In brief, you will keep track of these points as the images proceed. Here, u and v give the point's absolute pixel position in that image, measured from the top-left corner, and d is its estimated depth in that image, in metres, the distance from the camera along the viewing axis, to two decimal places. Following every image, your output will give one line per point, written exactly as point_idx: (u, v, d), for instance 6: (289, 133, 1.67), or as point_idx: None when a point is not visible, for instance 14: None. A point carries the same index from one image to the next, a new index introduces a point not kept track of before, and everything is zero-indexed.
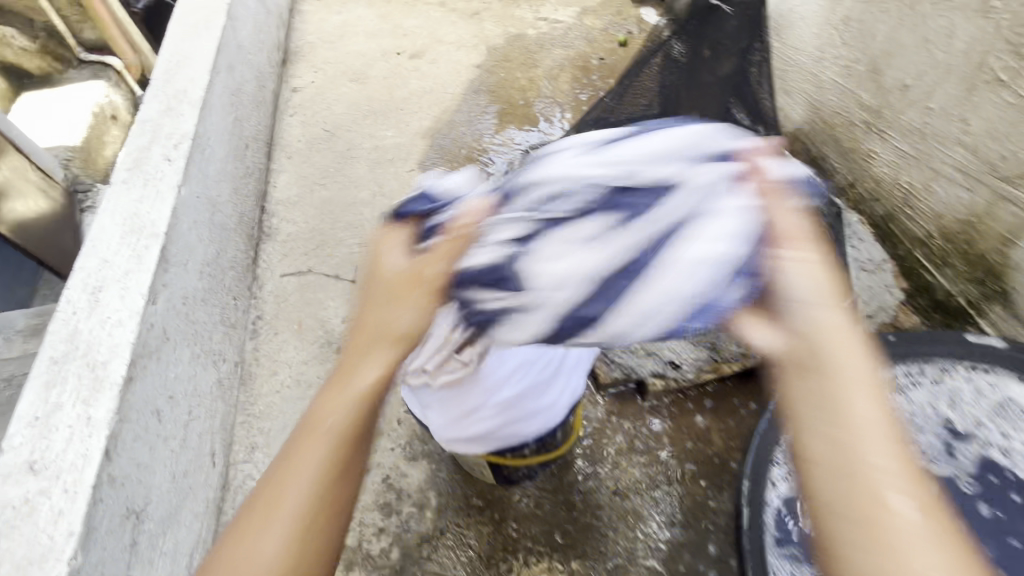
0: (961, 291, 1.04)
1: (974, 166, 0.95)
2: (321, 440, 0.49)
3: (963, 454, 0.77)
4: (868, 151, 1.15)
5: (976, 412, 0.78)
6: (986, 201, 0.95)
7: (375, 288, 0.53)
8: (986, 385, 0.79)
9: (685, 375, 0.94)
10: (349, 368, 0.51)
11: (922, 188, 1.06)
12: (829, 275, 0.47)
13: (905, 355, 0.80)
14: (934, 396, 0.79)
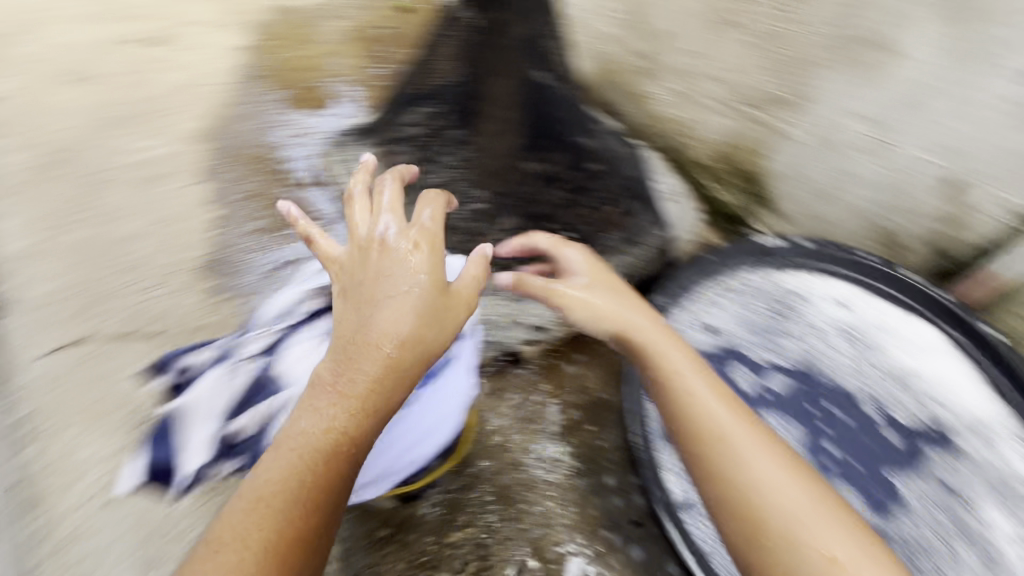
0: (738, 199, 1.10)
1: (732, 97, 1.02)
2: (302, 448, 0.62)
3: (772, 343, 0.92)
4: (643, 95, 1.10)
5: (773, 306, 0.93)
6: (748, 126, 1.02)
7: (395, 302, 0.67)
8: (768, 281, 0.93)
9: (555, 333, 0.95)
10: (348, 378, 0.64)
11: (693, 120, 1.08)
12: (624, 304, 0.74)
13: (706, 273, 0.97)
14: (741, 302, 0.94)
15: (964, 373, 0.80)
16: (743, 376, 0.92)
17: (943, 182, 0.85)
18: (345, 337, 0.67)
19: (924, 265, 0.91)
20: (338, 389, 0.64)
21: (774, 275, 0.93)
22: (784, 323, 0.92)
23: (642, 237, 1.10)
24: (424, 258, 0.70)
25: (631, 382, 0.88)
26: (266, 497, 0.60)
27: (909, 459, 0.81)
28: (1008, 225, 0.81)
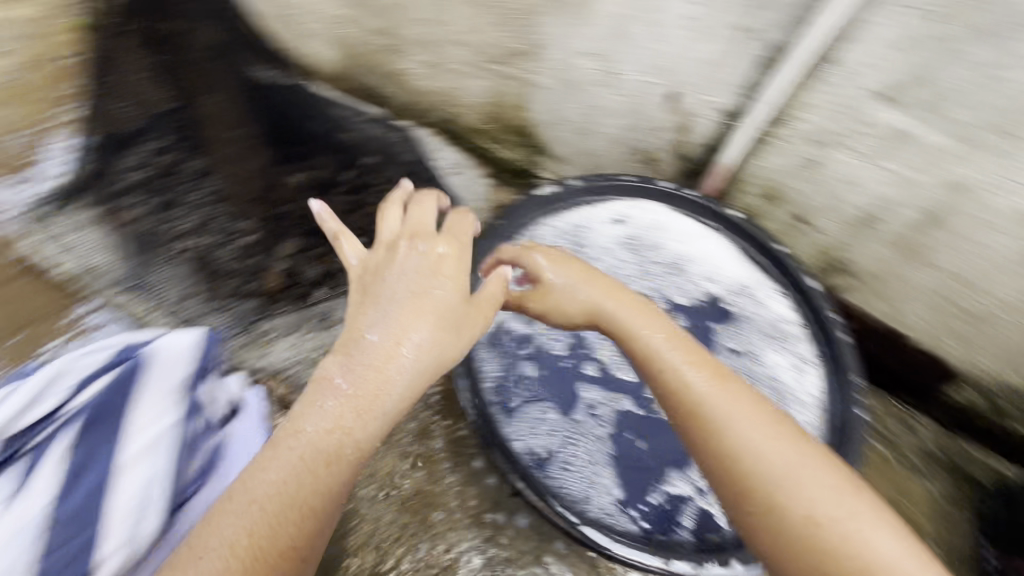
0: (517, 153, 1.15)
1: (477, 60, 1.02)
2: (302, 447, 0.56)
3: None
4: (401, 71, 1.06)
5: (569, 244, 0.96)
6: (500, 85, 1.04)
7: (422, 313, 0.63)
8: (561, 223, 0.96)
9: None
10: (365, 387, 0.59)
11: (451, 89, 1.07)
12: (599, 280, 0.74)
13: (502, 237, 0.95)
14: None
15: (726, 250, 0.92)
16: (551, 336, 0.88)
17: (665, 98, 0.93)
18: (355, 364, 0.60)
19: (678, 170, 1.02)
20: (358, 394, 0.59)
21: (558, 214, 0.96)
22: (582, 256, 0.95)
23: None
24: (447, 262, 0.68)
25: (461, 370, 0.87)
26: (248, 489, 0.54)
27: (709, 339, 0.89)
28: (719, 122, 0.91)
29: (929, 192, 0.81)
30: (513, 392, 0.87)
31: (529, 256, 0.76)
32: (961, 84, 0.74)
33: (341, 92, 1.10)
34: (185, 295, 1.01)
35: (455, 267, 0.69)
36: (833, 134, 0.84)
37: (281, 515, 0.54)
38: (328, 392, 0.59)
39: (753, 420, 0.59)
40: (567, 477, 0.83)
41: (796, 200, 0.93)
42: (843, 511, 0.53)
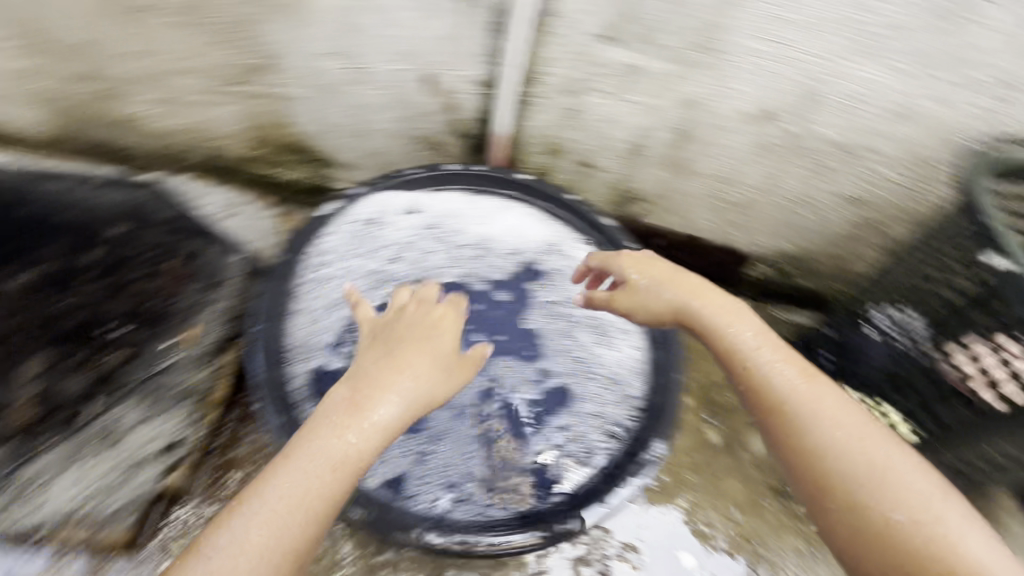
0: (302, 173, 1.13)
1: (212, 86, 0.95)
2: (314, 466, 0.57)
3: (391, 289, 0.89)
4: (134, 116, 1.02)
5: (373, 248, 0.90)
6: (248, 107, 0.98)
7: (420, 362, 0.67)
8: (355, 234, 0.89)
9: (183, 446, 0.89)
10: (363, 406, 0.61)
11: (203, 122, 1.03)
12: (683, 282, 0.72)
13: (294, 267, 0.85)
14: (343, 261, 0.88)
15: (526, 216, 0.95)
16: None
17: (421, 82, 0.90)
18: (376, 396, 0.62)
19: (464, 148, 1.02)
20: (364, 411, 0.61)
21: (350, 225, 0.89)
22: (388, 258, 0.90)
23: (225, 273, 0.98)
24: (442, 323, 0.73)
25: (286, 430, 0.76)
26: (261, 498, 0.56)
27: (526, 301, 0.89)
28: (480, 93, 0.90)
29: (672, 113, 0.89)
30: None
31: (609, 263, 0.79)
32: (662, 16, 0.75)
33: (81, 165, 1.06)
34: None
35: (444, 316, 0.74)
36: (578, 81, 0.86)
37: (286, 525, 0.55)
38: (340, 411, 0.61)
39: (853, 428, 0.58)
40: (421, 491, 0.78)
41: (572, 148, 0.98)
42: (929, 513, 0.53)
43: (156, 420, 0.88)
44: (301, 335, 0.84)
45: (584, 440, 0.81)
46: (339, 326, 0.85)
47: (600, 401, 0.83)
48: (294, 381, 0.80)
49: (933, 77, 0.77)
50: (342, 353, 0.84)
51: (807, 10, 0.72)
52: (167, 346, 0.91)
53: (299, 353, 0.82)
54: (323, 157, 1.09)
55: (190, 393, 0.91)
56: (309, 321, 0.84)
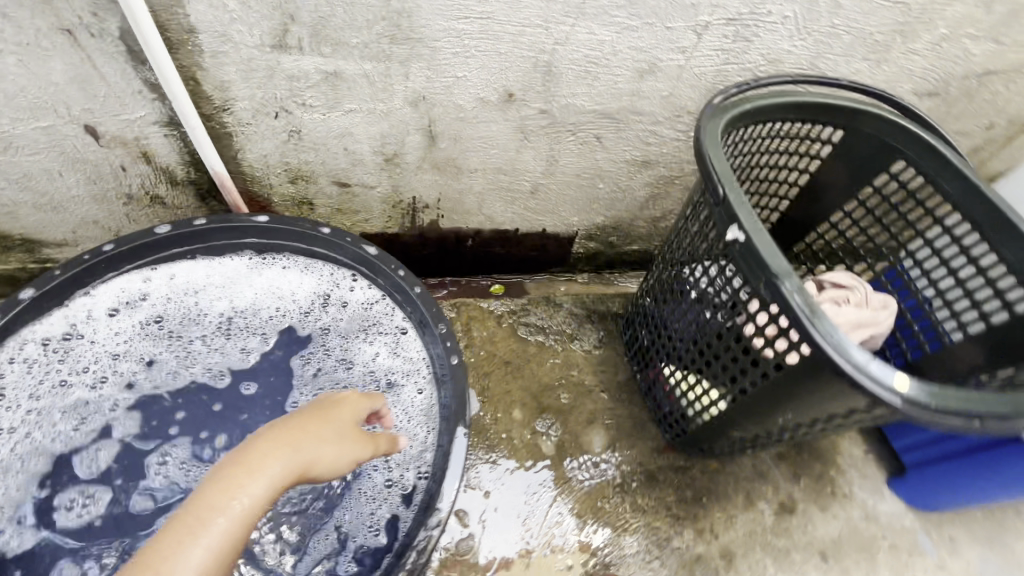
0: (13, 263, 0.91)
1: None
2: (207, 519, 0.42)
3: (110, 406, 0.76)
4: None
5: (71, 365, 0.75)
6: None
7: (316, 423, 0.53)
8: (39, 354, 0.73)
9: None
10: (249, 462, 0.46)
11: None
12: None
13: None
14: (27, 407, 0.72)
15: (281, 271, 0.82)
16: (78, 503, 0.70)
17: (85, 134, 0.71)
18: (267, 448, 0.47)
19: (193, 196, 0.84)
20: (248, 467, 0.45)
21: (31, 342, 0.72)
22: (92, 380, 0.76)
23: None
24: (345, 399, 0.59)
25: None
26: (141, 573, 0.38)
27: (291, 376, 0.80)
28: (168, 134, 0.73)
29: (407, 114, 0.76)
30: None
31: None
32: (324, 10, 0.61)
33: None
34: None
35: (345, 395, 0.60)
36: (278, 100, 0.71)
37: None
38: (222, 470, 0.45)
39: None
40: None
41: (319, 172, 0.84)
42: None
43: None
44: None
45: (367, 518, 0.73)
46: (24, 484, 0.69)
47: (377, 473, 0.75)
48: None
49: (661, 27, 0.69)
50: (22, 524, 0.67)
51: None
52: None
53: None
54: (27, 241, 0.88)
55: None
56: None
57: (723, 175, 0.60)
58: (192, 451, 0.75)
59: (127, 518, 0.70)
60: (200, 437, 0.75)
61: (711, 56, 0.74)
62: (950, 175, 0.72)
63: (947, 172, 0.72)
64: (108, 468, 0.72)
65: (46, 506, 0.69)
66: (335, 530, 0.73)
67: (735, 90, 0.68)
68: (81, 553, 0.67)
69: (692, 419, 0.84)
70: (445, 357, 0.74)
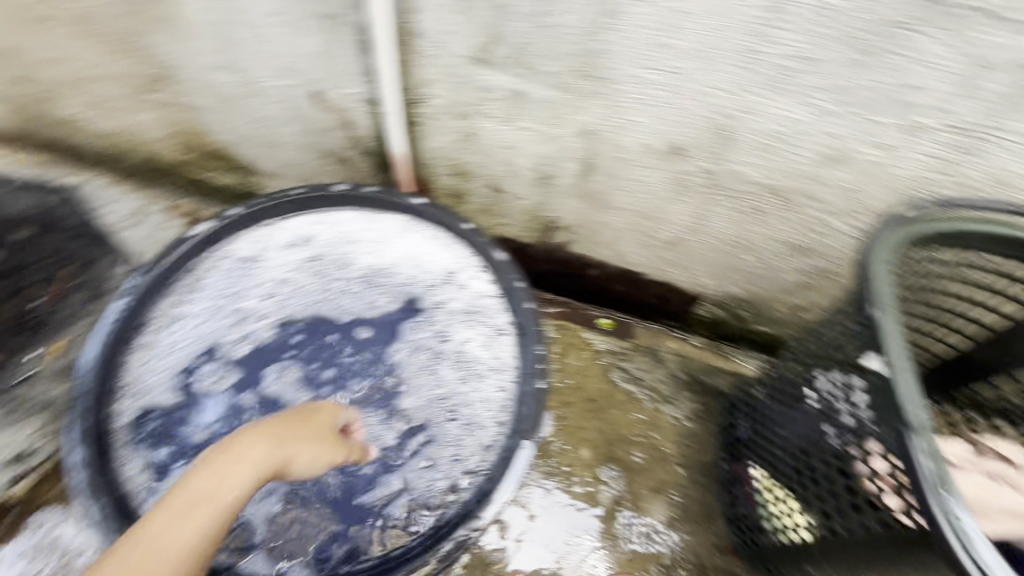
0: (233, 181, 1.12)
1: (129, 92, 0.96)
2: (200, 499, 0.52)
3: (256, 317, 0.86)
4: (72, 117, 1.05)
5: (246, 281, 0.84)
6: (166, 113, 0.99)
7: (297, 426, 0.63)
8: (219, 263, 0.82)
9: (45, 452, 0.79)
10: (235, 452, 0.56)
11: (130, 127, 1.04)
12: None
13: (146, 300, 0.77)
14: (197, 300, 0.81)
15: (426, 241, 0.87)
16: (217, 372, 0.84)
17: (311, 97, 0.86)
18: (252, 441, 0.57)
19: (373, 165, 0.96)
20: (234, 457, 0.55)
21: (217, 253, 0.81)
22: (262, 295, 0.86)
23: (111, 285, 0.90)
24: (325, 408, 0.70)
25: (109, 477, 0.69)
26: (144, 531, 0.49)
27: (397, 333, 0.89)
28: (371, 112, 0.85)
29: (573, 142, 0.79)
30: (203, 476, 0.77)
31: None
32: (527, 38, 0.66)
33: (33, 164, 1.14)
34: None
35: (326, 406, 0.71)
36: (465, 104, 0.78)
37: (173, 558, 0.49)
38: (213, 458, 0.55)
39: None
40: (261, 551, 0.76)
41: (478, 172, 0.91)
42: None
43: (14, 428, 0.77)
44: (144, 370, 0.78)
45: (427, 487, 0.79)
46: (176, 367, 0.81)
47: (447, 447, 0.81)
48: (122, 417, 0.74)
49: (864, 117, 0.63)
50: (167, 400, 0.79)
51: (686, 36, 0.60)
52: (34, 351, 0.81)
53: (152, 388, 0.79)
54: (247, 166, 1.08)
55: (50, 404, 0.81)
56: (154, 361, 0.78)
57: (881, 297, 0.56)
58: (308, 374, 0.87)
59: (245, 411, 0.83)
60: (315, 364, 0.88)
61: (919, 160, 0.65)
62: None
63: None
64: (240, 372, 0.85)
65: (189, 383, 0.82)
66: (402, 479, 0.81)
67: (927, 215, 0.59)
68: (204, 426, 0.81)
69: (770, 533, 0.77)
70: (531, 379, 0.76)
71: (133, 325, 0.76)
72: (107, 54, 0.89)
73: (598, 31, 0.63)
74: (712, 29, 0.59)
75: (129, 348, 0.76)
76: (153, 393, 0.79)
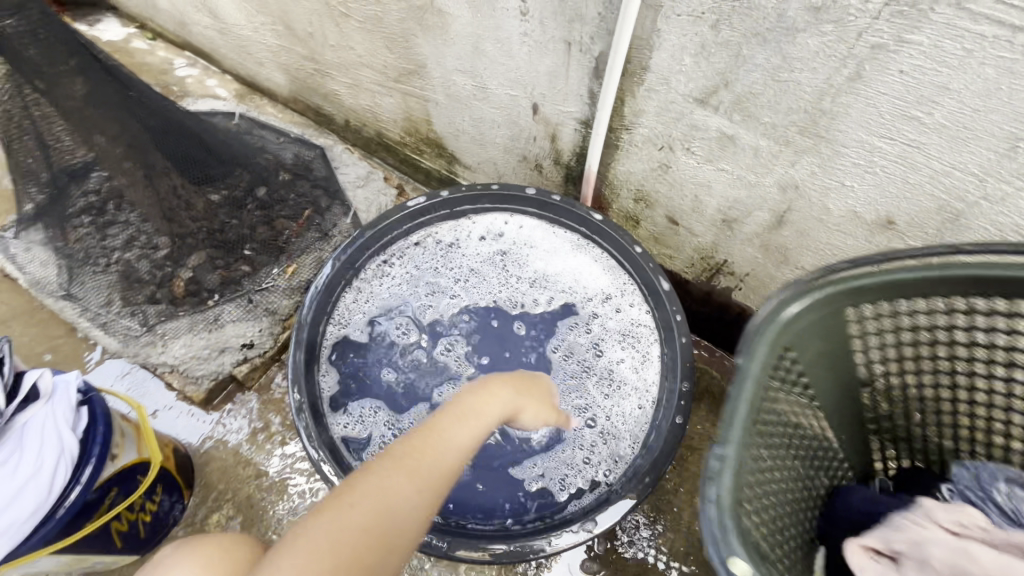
0: (437, 165, 1.29)
1: (383, 80, 1.16)
2: (477, 412, 0.61)
3: (438, 291, 0.96)
4: (334, 92, 1.30)
5: (443, 260, 0.98)
6: (405, 100, 1.17)
7: (535, 381, 0.70)
8: (427, 236, 0.97)
9: (264, 346, 0.99)
10: (494, 385, 0.65)
11: (373, 107, 1.25)
12: None
13: (371, 248, 0.93)
14: (403, 263, 0.96)
15: (592, 263, 0.94)
16: (402, 328, 0.94)
17: (530, 108, 0.96)
18: (505, 381, 0.66)
19: (562, 176, 1.05)
20: (492, 389, 0.64)
21: (429, 228, 0.97)
22: (455, 275, 0.97)
23: (334, 230, 1.10)
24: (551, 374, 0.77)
25: (306, 377, 0.84)
26: (434, 426, 0.58)
27: (554, 330, 0.92)
28: (578, 130, 0.93)
29: (771, 193, 0.78)
30: (365, 418, 0.87)
31: None
32: (757, 88, 0.68)
33: (294, 123, 1.42)
34: (103, 303, 0.99)
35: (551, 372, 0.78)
36: (671, 138, 0.82)
37: (456, 458, 0.57)
38: (478, 386, 0.64)
39: None
40: None
41: (661, 202, 0.94)
42: None
43: (249, 322, 1.00)
44: (350, 306, 0.92)
45: (560, 477, 0.82)
46: (373, 313, 0.94)
47: (578, 449, 0.84)
48: (327, 343, 0.89)
49: None
50: (357, 341, 0.92)
51: (940, 111, 0.58)
52: (274, 269, 1.04)
53: (352, 321, 0.92)
54: (452, 155, 1.24)
55: (274, 312, 1.02)
56: (360, 302, 0.93)
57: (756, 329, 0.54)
58: (470, 356, 0.91)
59: (412, 369, 0.91)
60: (473, 346, 0.92)
61: None
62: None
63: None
64: (415, 337, 0.94)
65: (381, 331, 0.93)
66: (540, 467, 0.83)
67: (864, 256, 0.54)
68: (383, 365, 0.91)
69: None
70: (672, 413, 0.79)
71: (352, 269, 0.92)
72: (379, 48, 1.09)
73: (837, 92, 0.62)
74: (974, 109, 0.56)
75: (346, 287, 0.91)
76: (351, 326, 0.92)
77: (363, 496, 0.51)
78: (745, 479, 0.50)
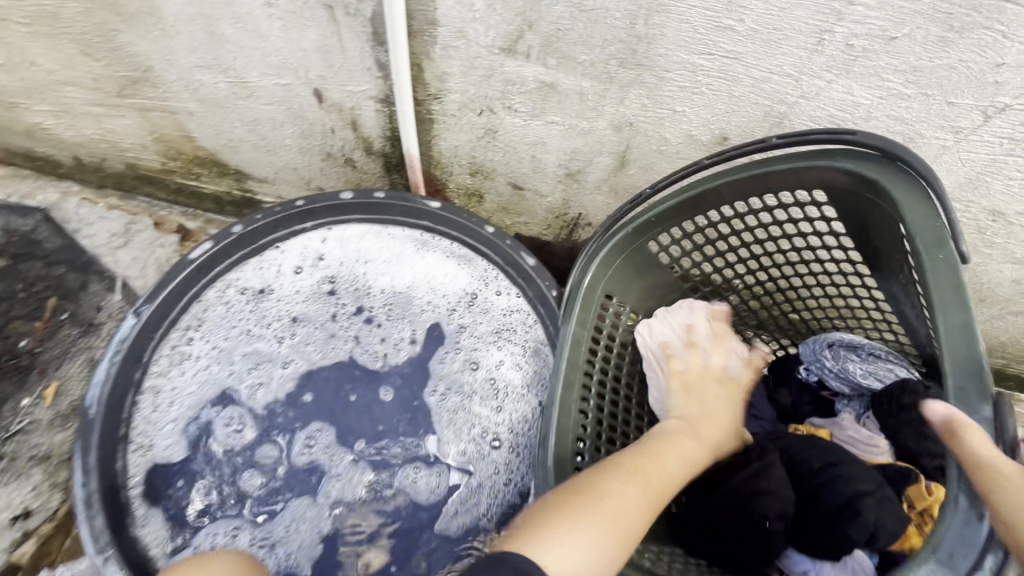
0: (227, 184, 1.01)
1: (101, 97, 0.86)
2: (691, 443, 0.63)
3: (263, 355, 0.75)
4: (39, 125, 0.94)
5: (259, 318, 0.77)
6: (143, 117, 0.88)
7: (723, 399, 0.69)
8: (228, 291, 0.77)
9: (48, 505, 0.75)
10: (704, 415, 0.67)
11: (105, 134, 0.93)
12: None
13: (156, 335, 0.73)
14: (206, 334, 0.75)
15: (436, 262, 0.80)
16: (233, 423, 0.71)
17: (312, 96, 0.77)
18: (712, 409, 0.68)
19: (381, 166, 0.88)
20: (699, 418, 0.66)
21: (224, 281, 0.77)
22: (278, 334, 0.76)
23: (100, 315, 0.83)
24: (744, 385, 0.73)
25: (113, 525, 0.64)
26: (651, 446, 0.60)
27: (427, 373, 0.75)
28: (380, 111, 0.77)
29: (607, 136, 0.72)
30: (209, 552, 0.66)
31: None
32: (564, 24, 0.59)
33: None
34: None
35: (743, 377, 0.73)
36: (487, 99, 0.71)
37: (676, 483, 0.58)
38: (689, 413, 0.67)
39: None
40: None
41: (499, 171, 0.84)
42: None
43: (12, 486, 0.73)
44: (149, 412, 0.71)
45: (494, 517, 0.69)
46: (188, 414, 0.71)
47: (495, 477, 0.70)
48: (132, 478, 0.67)
49: (940, 101, 0.57)
50: (174, 456, 0.69)
51: (750, 16, 0.54)
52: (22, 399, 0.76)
53: (157, 430, 0.70)
54: (237, 171, 0.98)
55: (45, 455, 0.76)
56: (160, 406, 0.71)
57: (571, 303, 0.66)
58: (339, 437, 0.72)
59: (255, 468, 0.70)
60: (336, 418, 0.73)
61: (992, 143, 0.60)
62: (952, 304, 0.51)
63: (943, 298, 0.52)
64: (254, 430, 0.71)
65: (205, 428, 0.71)
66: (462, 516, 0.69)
67: (635, 203, 0.64)
68: (210, 487, 0.69)
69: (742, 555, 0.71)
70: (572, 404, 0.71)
71: (137, 367, 0.72)
72: (73, 54, 0.78)
73: (647, 13, 0.56)
74: (781, 7, 0.52)
75: (136, 392, 0.71)
76: (160, 444, 0.70)
77: (604, 499, 0.53)
78: (569, 428, 0.64)
